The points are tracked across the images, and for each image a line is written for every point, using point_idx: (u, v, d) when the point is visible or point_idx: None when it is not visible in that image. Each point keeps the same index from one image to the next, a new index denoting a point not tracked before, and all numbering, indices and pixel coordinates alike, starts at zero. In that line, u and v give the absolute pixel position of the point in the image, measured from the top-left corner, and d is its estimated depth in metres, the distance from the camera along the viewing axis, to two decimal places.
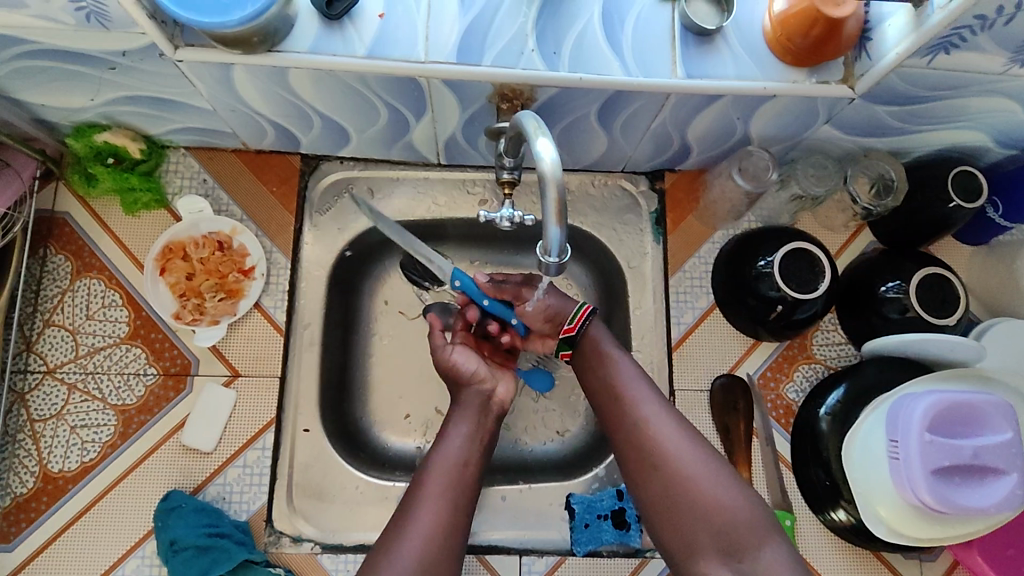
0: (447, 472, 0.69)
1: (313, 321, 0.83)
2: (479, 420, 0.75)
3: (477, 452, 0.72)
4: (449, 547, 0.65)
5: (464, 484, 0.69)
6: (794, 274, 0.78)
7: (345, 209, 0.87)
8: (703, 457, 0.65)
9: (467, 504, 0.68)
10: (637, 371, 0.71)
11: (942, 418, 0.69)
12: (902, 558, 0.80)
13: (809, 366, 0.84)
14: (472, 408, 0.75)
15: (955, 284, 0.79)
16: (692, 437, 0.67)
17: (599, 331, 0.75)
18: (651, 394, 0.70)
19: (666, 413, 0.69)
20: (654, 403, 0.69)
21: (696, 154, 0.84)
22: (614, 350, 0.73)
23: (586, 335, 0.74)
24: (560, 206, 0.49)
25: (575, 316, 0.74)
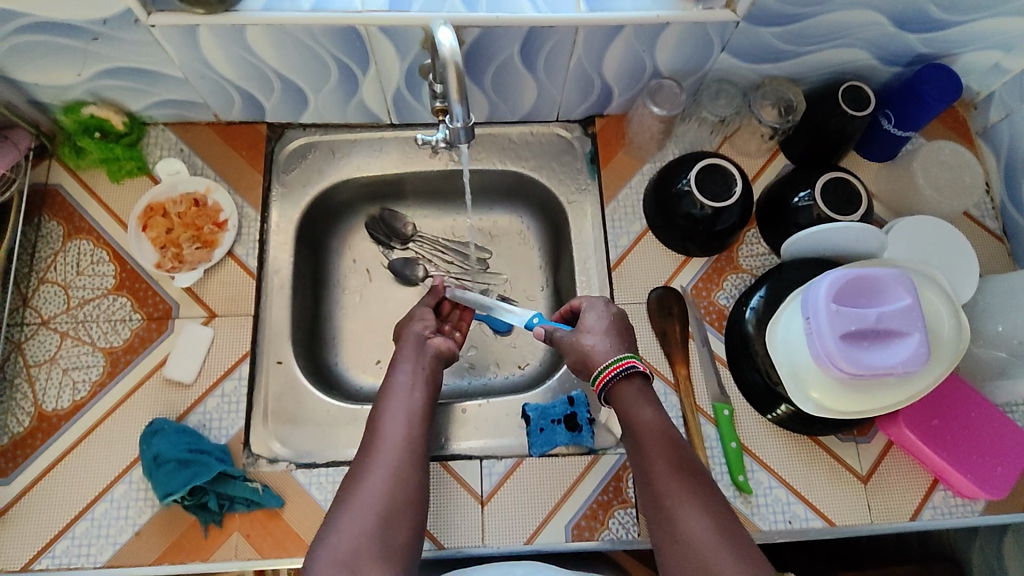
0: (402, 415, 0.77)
1: (283, 267, 0.92)
2: (417, 356, 0.84)
3: (423, 384, 0.81)
4: (408, 475, 0.71)
5: (416, 417, 0.77)
6: (710, 189, 0.87)
7: (309, 169, 0.97)
8: (723, 535, 0.65)
9: (423, 431, 0.76)
10: (661, 429, 0.72)
11: (845, 292, 0.76)
12: (839, 442, 0.85)
13: (737, 275, 0.92)
14: (410, 345, 0.85)
15: (856, 185, 0.87)
16: (716, 515, 0.67)
17: (631, 392, 0.75)
18: (679, 470, 0.70)
19: (693, 494, 0.68)
20: (682, 485, 0.69)
21: (618, 95, 0.94)
22: (644, 407, 0.74)
23: (615, 391, 0.75)
24: (460, 83, 0.58)
25: (600, 374, 0.75)
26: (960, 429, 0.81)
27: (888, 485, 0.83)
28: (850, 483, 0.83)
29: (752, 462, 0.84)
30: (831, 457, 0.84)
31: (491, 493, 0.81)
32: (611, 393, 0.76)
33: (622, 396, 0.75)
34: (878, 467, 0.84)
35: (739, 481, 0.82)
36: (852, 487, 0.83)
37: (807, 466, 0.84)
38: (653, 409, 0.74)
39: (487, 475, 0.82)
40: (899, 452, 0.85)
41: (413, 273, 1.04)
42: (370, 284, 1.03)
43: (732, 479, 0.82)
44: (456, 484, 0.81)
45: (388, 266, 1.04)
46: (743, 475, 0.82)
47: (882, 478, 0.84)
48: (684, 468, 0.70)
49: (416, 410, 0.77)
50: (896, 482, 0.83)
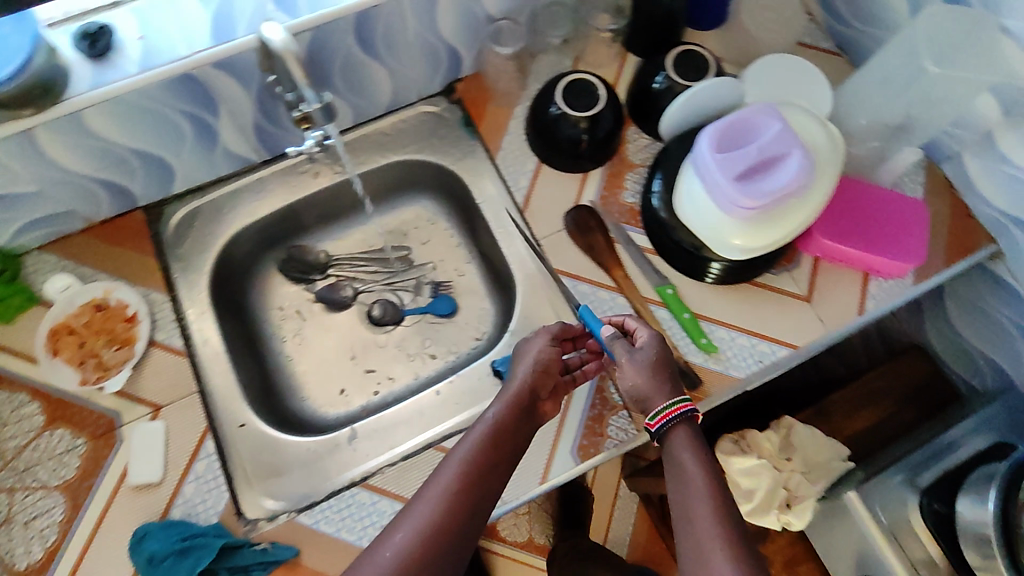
0: (453, 486, 0.65)
1: (211, 336, 0.89)
2: (514, 414, 0.73)
3: (485, 444, 0.69)
4: (456, 522, 0.63)
5: (467, 496, 0.65)
6: (578, 103, 0.91)
7: (200, 234, 0.94)
8: None
9: (473, 518, 0.64)
10: (710, 478, 0.65)
11: (723, 141, 0.81)
12: (775, 277, 0.90)
13: (634, 173, 0.96)
14: (512, 396, 0.74)
15: (701, 51, 0.93)
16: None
17: (678, 440, 0.69)
18: (716, 520, 0.61)
19: (739, 554, 0.59)
20: (725, 539, 0.60)
21: (465, 53, 0.96)
22: (696, 455, 0.67)
23: (669, 435, 0.70)
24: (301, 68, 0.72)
25: (658, 413, 0.70)
26: (867, 221, 0.87)
27: (830, 294, 0.89)
28: (798, 307, 0.88)
29: (710, 325, 0.88)
30: (774, 292, 0.89)
31: None
32: (663, 438, 0.70)
33: (673, 437, 0.69)
34: (815, 283, 0.89)
35: (703, 345, 0.86)
36: (800, 309, 0.88)
37: (759, 307, 0.88)
38: (697, 457, 0.67)
39: None
40: (829, 264, 0.90)
41: (342, 295, 1.04)
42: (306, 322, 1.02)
43: (696, 344, 0.86)
44: None
45: (317, 299, 1.04)
46: (704, 338, 0.86)
47: (823, 291, 0.89)
48: (731, 525, 0.61)
49: (471, 487, 0.65)
50: (836, 289, 0.89)
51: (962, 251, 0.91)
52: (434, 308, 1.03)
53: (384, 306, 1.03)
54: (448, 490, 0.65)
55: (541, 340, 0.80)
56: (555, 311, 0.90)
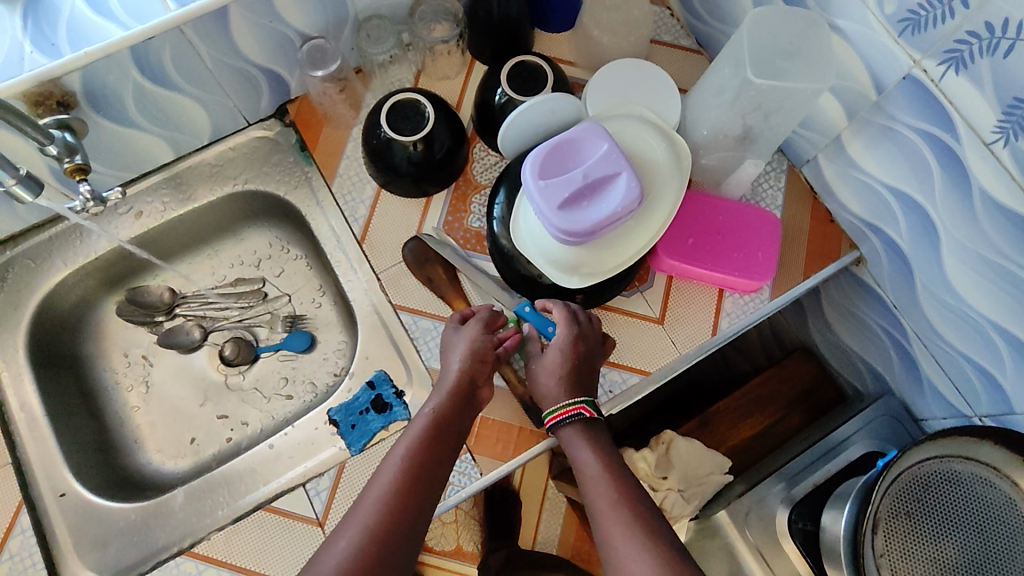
0: (393, 490, 0.66)
1: (32, 400, 0.84)
2: (459, 406, 0.74)
3: (424, 444, 0.69)
4: (400, 522, 0.64)
5: (406, 493, 0.66)
6: (408, 125, 0.84)
7: (14, 288, 0.88)
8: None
9: (412, 515, 0.65)
10: (604, 466, 0.71)
11: (549, 165, 0.75)
12: (625, 298, 0.84)
13: (480, 194, 0.90)
14: (455, 389, 0.74)
15: (540, 63, 0.87)
16: (656, 553, 0.62)
17: (572, 436, 0.74)
18: (619, 506, 0.67)
19: (636, 530, 0.64)
20: (624, 520, 0.65)
21: (286, 74, 0.89)
22: (590, 447, 0.72)
23: (562, 435, 0.74)
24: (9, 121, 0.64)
25: (551, 413, 0.75)
26: (714, 237, 0.81)
27: (683, 315, 0.83)
28: (648, 330, 0.83)
29: None
30: (623, 316, 0.84)
31: (327, 512, 0.77)
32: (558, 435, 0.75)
33: (565, 436, 0.74)
34: (667, 304, 0.84)
35: None
36: (652, 333, 0.83)
37: (607, 333, 0.83)
38: (593, 451, 0.72)
39: (316, 496, 0.77)
40: (681, 282, 0.84)
41: (188, 337, 0.98)
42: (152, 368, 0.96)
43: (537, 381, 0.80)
44: (287, 521, 0.76)
45: (160, 343, 0.97)
46: None
47: (675, 312, 0.83)
48: (630, 505, 0.67)
49: (408, 486, 0.66)
50: (688, 308, 0.83)
51: (825, 259, 0.85)
52: (290, 342, 0.96)
53: (236, 345, 0.97)
54: (386, 495, 0.65)
55: (470, 331, 0.78)
56: (396, 349, 0.85)
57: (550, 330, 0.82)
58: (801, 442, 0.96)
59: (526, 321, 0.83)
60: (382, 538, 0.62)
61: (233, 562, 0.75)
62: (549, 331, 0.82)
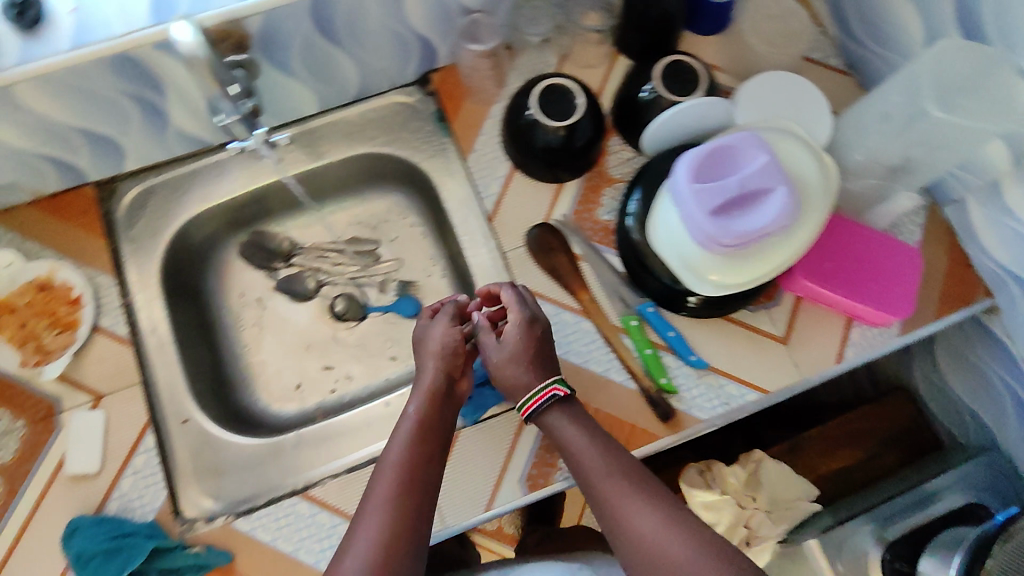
0: (397, 483, 0.67)
1: (160, 325, 0.86)
2: (437, 404, 0.74)
3: (414, 441, 0.70)
4: (413, 511, 0.66)
5: (412, 482, 0.67)
6: (557, 109, 0.85)
7: (154, 216, 0.91)
8: (681, 534, 0.63)
9: (421, 504, 0.67)
10: (595, 441, 0.71)
11: (705, 170, 0.76)
12: (751, 313, 0.86)
13: (613, 188, 0.91)
14: (433, 393, 0.75)
15: (692, 62, 0.86)
16: (663, 510, 0.65)
17: (556, 419, 0.73)
18: (617, 476, 0.68)
19: (638, 494, 0.66)
20: (626, 487, 0.67)
21: (440, 44, 0.90)
22: (576, 425, 0.72)
23: (544, 418, 0.74)
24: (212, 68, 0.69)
25: (524, 403, 0.74)
26: (853, 266, 0.83)
27: (808, 337, 0.85)
28: (772, 348, 0.85)
29: (674, 361, 0.84)
30: (747, 330, 0.86)
31: None
32: (540, 420, 0.74)
33: (550, 417, 0.73)
34: (793, 325, 0.86)
35: (662, 384, 0.82)
36: (776, 352, 0.85)
37: (730, 344, 0.85)
38: (579, 428, 0.72)
39: None
40: (808, 305, 0.86)
41: (304, 287, 1.02)
42: (265, 313, 1.00)
43: (656, 383, 0.82)
44: None
45: (277, 288, 1.01)
46: (664, 377, 0.82)
47: (800, 334, 0.86)
48: (629, 474, 0.68)
49: (413, 475, 0.68)
50: (814, 332, 0.86)
51: (957, 303, 0.84)
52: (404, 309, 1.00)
53: (347, 301, 1.01)
54: (392, 486, 0.66)
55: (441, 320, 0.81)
56: None
57: (670, 334, 0.84)
58: (897, 482, 1.00)
59: (648, 322, 0.85)
60: (400, 530, 0.64)
61: (347, 510, 0.78)
62: (670, 334, 0.84)
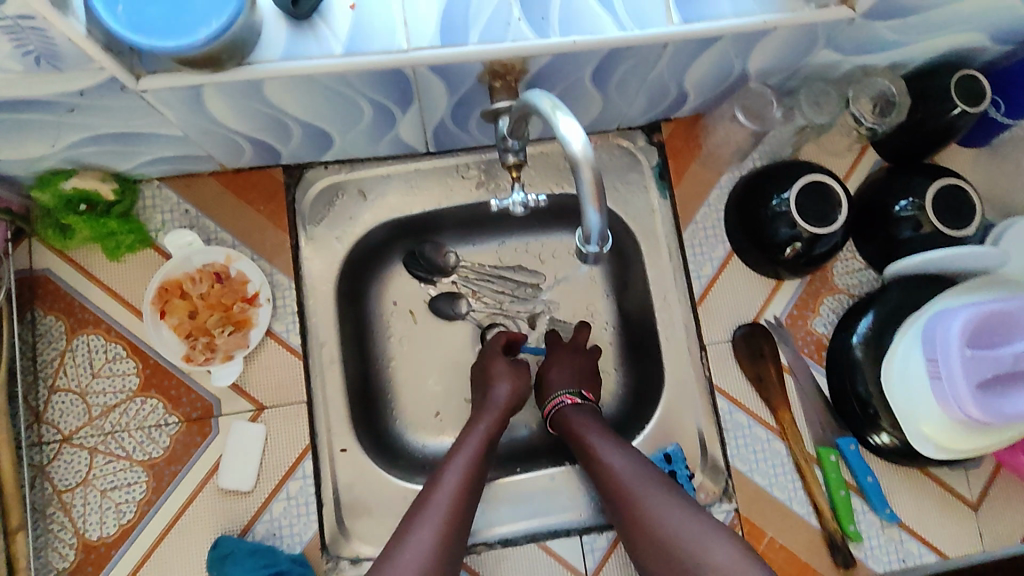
0: (461, 481, 0.69)
1: (330, 339, 0.80)
2: (501, 420, 0.78)
3: (475, 447, 0.73)
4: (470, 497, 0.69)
5: (473, 478, 0.71)
6: (811, 209, 0.76)
7: (339, 216, 0.83)
8: (695, 516, 0.64)
9: (473, 500, 0.70)
10: (608, 432, 0.74)
11: (978, 332, 0.69)
12: (949, 470, 0.81)
13: (834, 298, 0.84)
14: (500, 406, 0.79)
15: (969, 191, 0.78)
16: (688, 509, 0.65)
17: (570, 412, 0.78)
18: (634, 460, 0.70)
19: (650, 476, 0.68)
20: (640, 469, 0.69)
21: (694, 100, 0.80)
22: (588, 416, 0.77)
23: (561, 416, 0.79)
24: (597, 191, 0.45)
25: (548, 401, 0.81)
26: None
27: (1001, 508, 0.81)
28: (962, 512, 0.81)
29: (860, 504, 0.79)
30: (941, 487, 0.81)
31: (597, 571, 0.77)
32: (557, 418, 0.80)
33: (563, 411, 0.79)
34: (988, 491, 0.81)
35: (849, 531, 0.77)
36: (966, 517, 0.80)
37: (921, 497, 0.80)
38: (591, 420, 0.76)
39: (590, 552, 0.77)
40: (1008, 474, 0.82)
41: (460, 309, 0.94)
42: (417, 328, 0.93)
43: (842, 530, 0.77)
44: (558, 565, 0.77)
45: (432, 308, 0.93)
46: (853, 525, 0.77)
47: (993, 503, 0.81)
48: (643, 463, 0.70)
49: (474, 473, 0.71)
50: (1009, 504, 0.81)
51: None
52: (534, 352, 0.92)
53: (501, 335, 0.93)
54: (454, 481, 0.69)
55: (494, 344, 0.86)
56: (700, 427, 0.81)
57: (868, 480, 0.78)
58: None
59: (846, 460, 0.79)
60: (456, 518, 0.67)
61: None
62: (868, 480, 0.78)
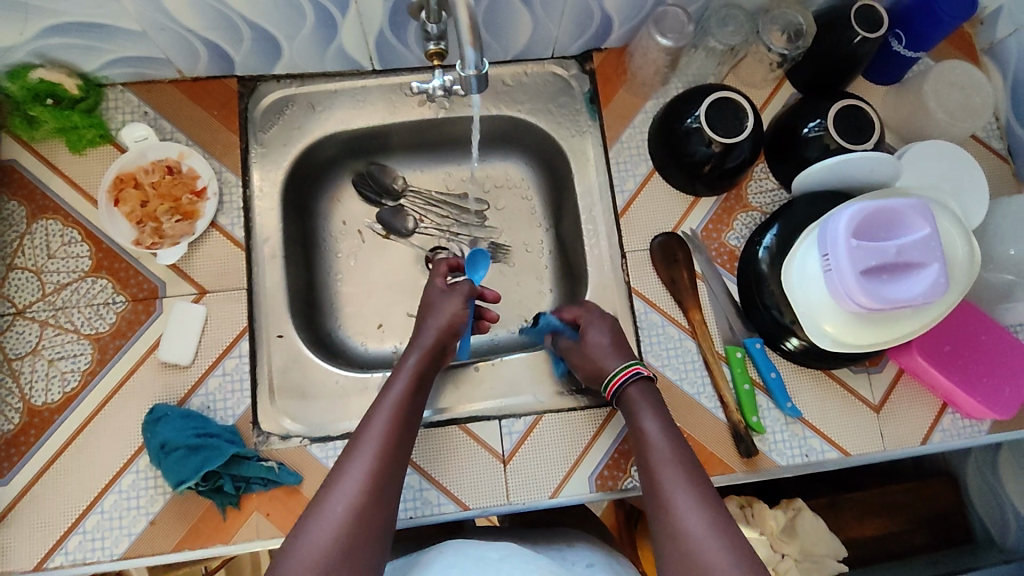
0: (389, 423, 0.70)
1: (273, 235, 0.86)
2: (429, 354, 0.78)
3: (405, 392, 0.73)
4: (384, 489, 0.65)
5: (402, 422, 0.71)
6: (720, 124, 0.82)
7: (288, 125, 0.89)
8: (719, 529, 0.62)
9: (405, 443, 0.70)
10: (670, 440, 0.70)
11: (863, 227, 0.74)
12: (852, 374, 0.85)
13: (747, 214, 0.89)
14: (427, 340, 0.79)
15: (868, 110, 0.84)
16: (716, 516, 0.63)
17: (639, 401, 0.74)
18: (684, 472, 0.67)
19: (694, 488, 0.66)
20: (686, 482, 0.66)
21: (618, 26, 0.88)
22: (658, 418, 0.72)
23: (624, 400, 0.75)
24: (474, 30, 0.53)
25: (613, 378, 0.76)
26: (972, 355, 0.82)
27: (902, 412, 0.85)
28: (864, 414, 0.84)
29: (766, 401, 0.84)
30: (844, 389, 0.85)
31: (513, 452, 0.81)
32: (621, 399, 0.76)
33: (630, 396, 0.75)
34: (890, 396, 0.85)
35: (752, 422, 0.82)
36: (867, 417, 0.84)
37: (825, 398, 0.84)
38: (657, 418, 0.72)
39: (507, 434, 0.81)
40: (909, 380, 0.86)
41: (403, 224, 0.99)
42: (363, 247, 0.99)
43: (746, 421, 0.82)
44: (475, 445, 0.81)
45: (377, 219, 0.99)
46: (756, 416, 0.82)
47: (894, 407, 0.85)
48: (696, 481, 0.67)
49: (403, 421, 0.71)
50: (910, 408, 0.85)
51: None
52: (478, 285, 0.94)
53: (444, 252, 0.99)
54: (383, 424, 0.69)
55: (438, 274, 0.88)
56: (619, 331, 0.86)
57: (771, 376, 0.83)
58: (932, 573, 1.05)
59: (751, 358, 0.84)
60: (384, 463, 0.67)
61: (418, 461, 0.80)
62: (771, 375, 0.83)
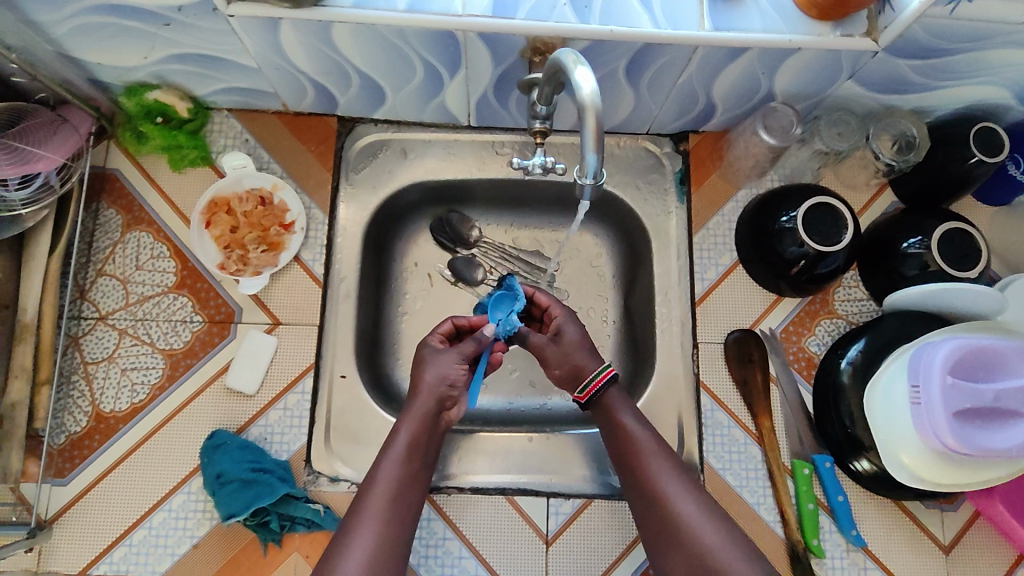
0: (387, 494, 0.68)
1: (350, 274, 0.86)
2: (425, 421, 0.73)
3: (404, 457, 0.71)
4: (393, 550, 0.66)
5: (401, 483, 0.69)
6: (817, 229, 0.79)
7: (379, 168, 0.90)
8: (715, 521, 0.66)
9: (405, 511, 0.69)
10: (652, 434, 0.73)
11: (962, 364, 0.70)
12: (924, 509, 0.81)
13: (830, 320, 0.87)
14: (426, 404, 0.73)
15: (976, 236, 0.80)
16: (703, 498, 0.68)
17: (616, 401, 0.75)
18: (671, 467, 0.70)
19: (682, 482, 0.69)
20: (675, 481, 0.69)
21: (721, 113, 0.86)
22: (636, 419, 0.73)
23: (602, 401, 0.75)
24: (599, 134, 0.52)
25: (587, 385, 0.75)
26: None
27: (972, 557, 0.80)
28: (931, 553, 0.80)
29: (828, 523, 0.80)
30: (913, 523, 0.81)
31: (557, 534, 0.80)
32: (596, 403, 0.75)
33: (608, 401, 0.75)
34: (962, 537, 0.81)
35: (813, 545, 0.78)
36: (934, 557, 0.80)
37: (890, 530, 0.81)
38: (636, 415, 0.74)
39: (553, 515, 0.80)
40: (985, 524, 0.81)
41: (473, 275, 0.95)
42: (432, 290, 0.95)
43: (805, 542, 0.79)
44: (522, 521, 0.80)
45: (449, 266, 0.96)
46: (817, 539, 0.79)
47: (964, 551, 0.80)
48: (680, 472, 0.70)
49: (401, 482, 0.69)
50: (981, 554, 0.80)
51: None
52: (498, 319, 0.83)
53: None
54: (381, 491, 0.68)
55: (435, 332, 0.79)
56: (682, 423, 0.84)
57: (838, 499, 0.80)
58: None
59: (819, 476, 0.81)
60: (383, 532, 0.66)
61: (462, 529, 0.79)
62: (838, 499, 0.80)
